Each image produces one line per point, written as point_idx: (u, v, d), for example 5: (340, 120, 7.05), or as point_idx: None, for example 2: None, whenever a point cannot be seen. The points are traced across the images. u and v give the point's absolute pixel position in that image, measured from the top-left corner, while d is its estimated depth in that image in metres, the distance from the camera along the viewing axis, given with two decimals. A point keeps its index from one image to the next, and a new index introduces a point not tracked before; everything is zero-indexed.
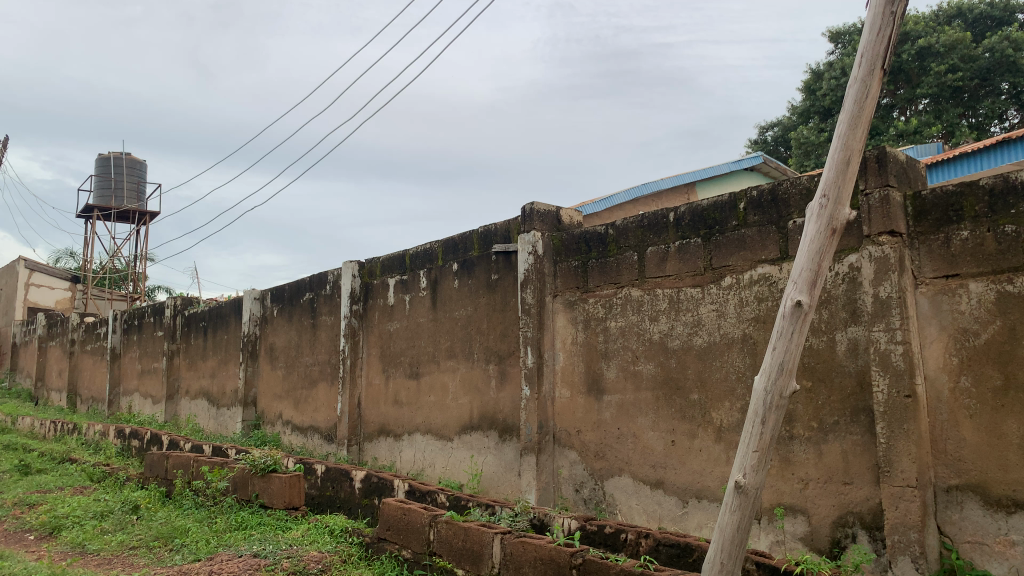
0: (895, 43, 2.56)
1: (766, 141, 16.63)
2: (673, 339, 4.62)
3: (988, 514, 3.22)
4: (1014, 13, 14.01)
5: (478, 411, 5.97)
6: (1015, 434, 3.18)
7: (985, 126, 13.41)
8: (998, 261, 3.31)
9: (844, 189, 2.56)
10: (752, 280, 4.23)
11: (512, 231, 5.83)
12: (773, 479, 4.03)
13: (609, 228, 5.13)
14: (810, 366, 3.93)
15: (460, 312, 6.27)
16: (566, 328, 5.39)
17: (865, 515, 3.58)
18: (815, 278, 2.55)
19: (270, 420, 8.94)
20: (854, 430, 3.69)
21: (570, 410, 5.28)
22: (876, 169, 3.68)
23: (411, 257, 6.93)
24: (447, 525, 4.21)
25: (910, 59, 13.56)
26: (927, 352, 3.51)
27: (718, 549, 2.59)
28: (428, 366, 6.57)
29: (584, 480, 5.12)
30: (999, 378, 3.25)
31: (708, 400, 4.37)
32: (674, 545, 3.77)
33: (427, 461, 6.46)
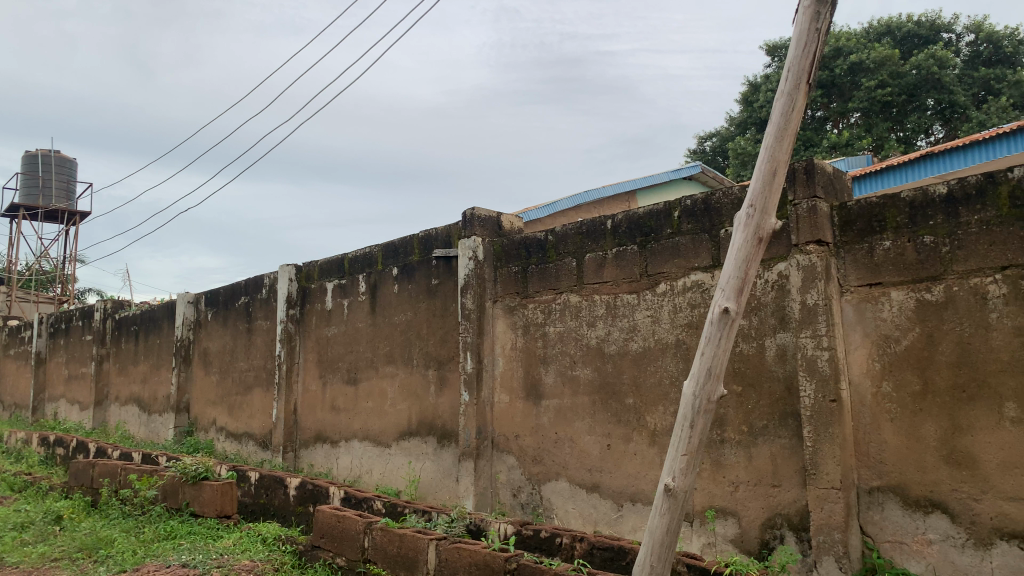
0: (820, 59, 2.65)
1: (704, 151, 17.01)
2: (610, 345, 4.68)
3: (907, 514, 3.34)
4: (939, 32, 14.61)
5: (417, 416, 5.93)
6: (932, 437, 3.31)
7: (912, 140, 13.92)
8: (918, 270, 3.44)
9: (770, 199, 2.63)
10: (685, 287, 4.31)
11: (453, 236, 5.82)
12: (705, 482, 4.11)
13: (549, 234, 5.17)
14: (740, 371, 4.02)
15: (400, 317, 6.24)
16: (505, 333, 5.41)
17: (792, 516, 3.68)
18: (741, 286, 2.62)
19: (204, 426, 8.74)
20: (782, 434, 3.79)
21: (509, 415, 5.30)
22: (803, 180, 3.80)
23: (350, 261, 6.87)
24: (382, 532, 4.18)
25: (842, 74, 14.02)
26: (852, 358, 3.62)
27: (648, 552, 2.63)
28: (367, 372, 6.51)
29: (521, 485, 5.13)
30: (918, 382, 3.38)
31: (643, 404, 4.44)
32: (608, 548, 3.80)
33: (365, 468, 6.40)
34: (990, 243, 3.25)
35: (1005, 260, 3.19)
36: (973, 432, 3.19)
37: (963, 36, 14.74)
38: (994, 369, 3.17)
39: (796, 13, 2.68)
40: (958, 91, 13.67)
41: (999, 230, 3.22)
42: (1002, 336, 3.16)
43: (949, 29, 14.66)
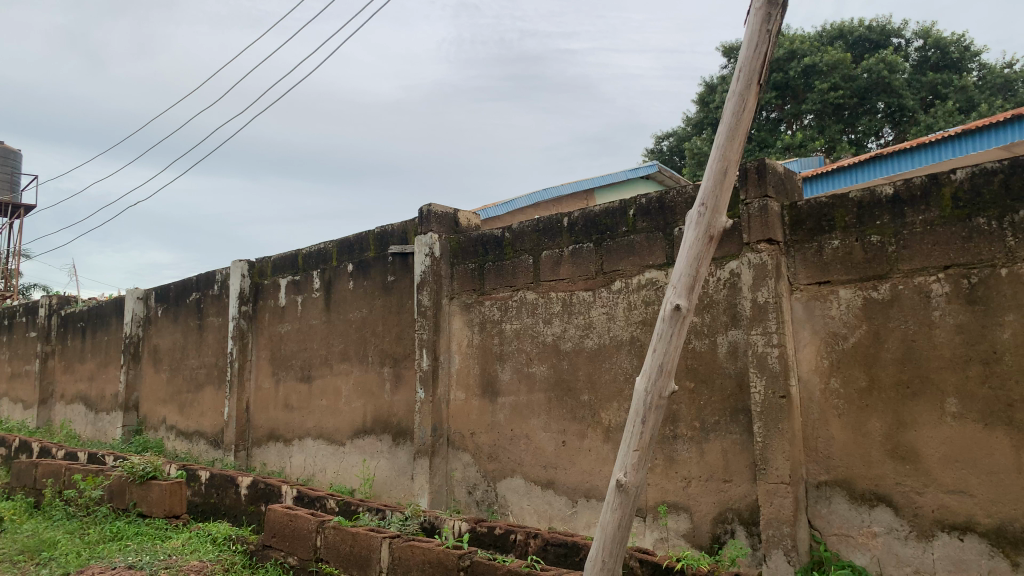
0: (770, 60, 2.69)
1: (662, 150, 17.16)
2: (566, 342, 4.69)
3: (853, 507, 3.41)
4: (889, 37, 14.95)
5: (372, 414, 5.88)
6: (877, 432, 3.38)
7: (863, 143, 14.21)
8: (866, 269, 3.51)
9: (721, 198, 2.66)
10: (639, 284, 4.34)
11: (410, 233, 5.78)
12: (657, 478, 4.15)
13: (506, 232, 5.17)
14: (692, 367, 4.07)
15: (355, 314, 6.17)
16: (461, 330, 5.39)
17: (743, 511, 3.73)
18: (693, 283, 2.64)
19: (153, 425, 8.56)
20: (733, 429, 3.84)
21: (464, 412, 5.28)
22: (755, 180, 3.85)
23: (304, 257, 6.78)
24: (335, 531, 4.13)
25: (796, 76, 14.26)
26: (801, 355, 3.69)
27: (600, 547, 2.64)
28: (321, 369, 6.43)
29: (476, 482, 5.12)
30: (864, 379, 3.45)
31: (597, 401, 4.47)
32: (562, 545, 3.82)
33: (318, 466, 6.32)
34: (934, 243, 3.33)
35: (948, 259, 3.28)
36: (916, 427, 3.27)
37: (912, 41, 15.11)
38: (936, 366, 3.25)
39: (748, 14, 2.71)
40: (907, 95, 14.01)
41: (942, 230, 3.30)
42: (945, 333, 3.24)
43: (898, 34, 15.01)
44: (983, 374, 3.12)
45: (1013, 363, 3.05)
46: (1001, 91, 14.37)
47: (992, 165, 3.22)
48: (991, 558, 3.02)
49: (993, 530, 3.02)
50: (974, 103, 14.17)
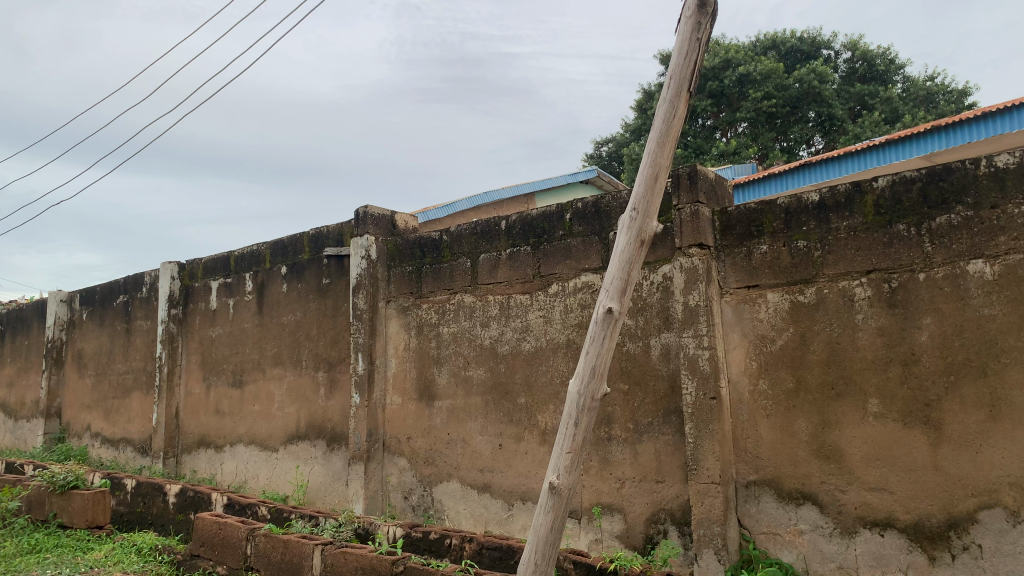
0: (700, 68, 2.74)
1: (601, 156, 17.36)
2: (503, 345, 4.70)
3: (781, 506, 3.50)
4: (819, 49, 15.42)
5: (306, 419, 5.79)
6: (803, 432, 3.47)
7: (794, 151, 14.68)
8: (792, 274, 3.61)
9: (651, 203, 2.70)
10: (576, 288, 4.37)
11: (345, 235, 5.71)
12: (593, 480, 4.18)
13: (443, 234, 5.15)
14: (626, 369, 4.11)
15: (288, 317, 6.07)
16: (398, 333, 5.34)
17: (675, 511, 3.79)
18: (624, 287, 2.67)
19: (77, 432, 8.25)
20: (666, 430, 3.90)
21: (401, 417, 5.23)
22: (687, 186, 3.91)
23: (236, 259, 6.64)
24: (265, 539, 4.05)
25: (731, 85, 14.59)
26: (731, 357, 3.77)
27: (532, 550, 2.63)
28: (253, 374, 6.30)
29: (412, 487, 5.08)
30: (791, 380, 3.55)
31: (534, 404, 4.48)
32: (497, 548, 3.81)
33: (250, 473, 6.19)
34: (857, 249, 3.43)
35: (870, 264, 3.39)
36: (840, 427, 3.37)
37: (840, 53, 15.61)
38: (859, 367, 3.35)
39: (678, 22, 2.77)
40: (836, 105, 14.46)
41: (865, 236, 3.41)
42: (867, 335, 3.35)
43: (828, 46, 15.48)
44: (902, 375, 3.23)
45: (930, 364, 3.17)
46: (924, 103, 14.95)
47: (911, 174, 3.34)
48: (910, 553, 3.13)
49: (912, 525, 3.13)
50: (898, 114, 14.72)
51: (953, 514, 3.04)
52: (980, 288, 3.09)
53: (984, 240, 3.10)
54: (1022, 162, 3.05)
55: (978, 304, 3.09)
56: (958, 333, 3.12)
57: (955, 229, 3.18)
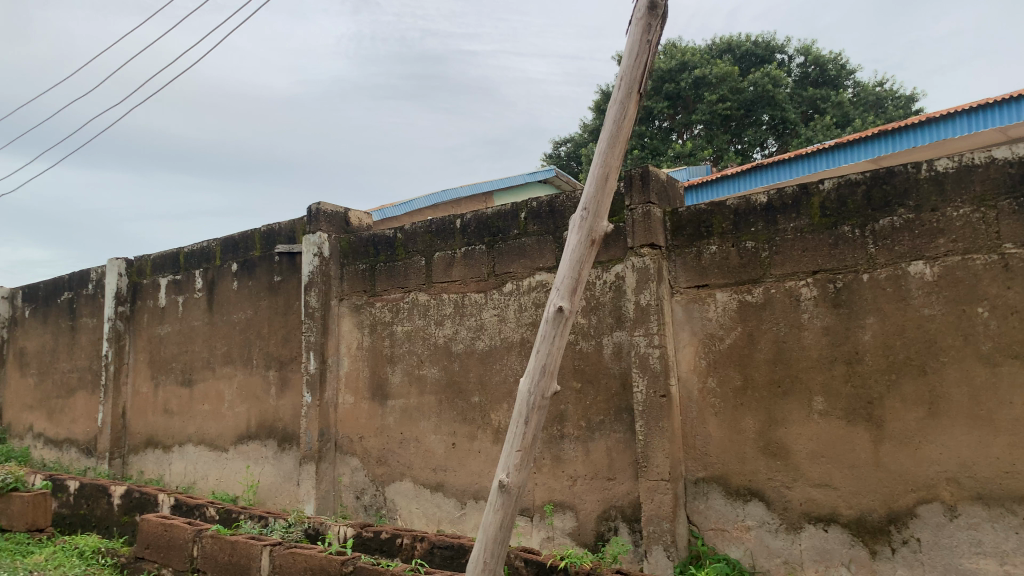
0: (650, 70, 2.77)
1: (559, 155, 17.44)
2: (457, 344, 4.69)
3: (729, 503, 3.55)
4: (773, 53, 15.68)
5: (256, 418, 5.71)
6: (751, 430, 3.53)
7: (748, 153, 14.88)
8: (741, 274, 3.67)
9: (602, 203, 2.72)
10: (530, 287, 4.39)
11: (298, 232, 5.64)
12: (545, 478, 4.19)
13: (398, 232, 5.12)
14: (579, 368, 4.14)
15: (239, 315, 5.98)
16: (351, 332, 5.30)
17: (626, 508, 3.82)
18: (575, 285, 2.68)
19: (18, 433, 8.02)
20: (617, 428, 3.93)
21: (353, 416, 5.19)
22: (639, 186, 3.94)
23: (186, 256, 6.52)
24: (212, 540, 3.98)
25: (687, 87, 14.76)
26: (681, 356, 3.81)
27: (481, 549, 2.63)
28: (202, 373, 6.19)
29: (364, 487, 5.04)
30: (739, 378, 3.60)
31: (488, 402, 4.49)
32: (448, 547, 3.79)
33: (199, 473, 6.08)
34: (803, 250, 3.50)
35: (816, 265, 3.45)
36: (786, 424, 3.43)
37: (794, 58, 15.90)
38: (805, 366, 3.42)
39: (629, 24, 2.79)
40: (789, 109, 14.72)
41: (811, 238, 3.48)
42: (813, 335, 3.42)
43: (782, 50, 15.75)
44: (846, 374, 3.30)
45: (872, 363, 3.24)
46: (873, 108, 15.31)
47: (856, 177, 3.41)
48: (852, 547, 3.20)
49: (854, 520, 3.21)
50: (849, 118, 15.04)
51: (894, 508, 3.12)
52: (920, 289, 3.17)
53: (925, 242, 3.18)
54: (961, 166, 3.13)
55: (918, 305, 3.17)
56: (899, 332, 3.20)
57: (897, 231, 3.26)
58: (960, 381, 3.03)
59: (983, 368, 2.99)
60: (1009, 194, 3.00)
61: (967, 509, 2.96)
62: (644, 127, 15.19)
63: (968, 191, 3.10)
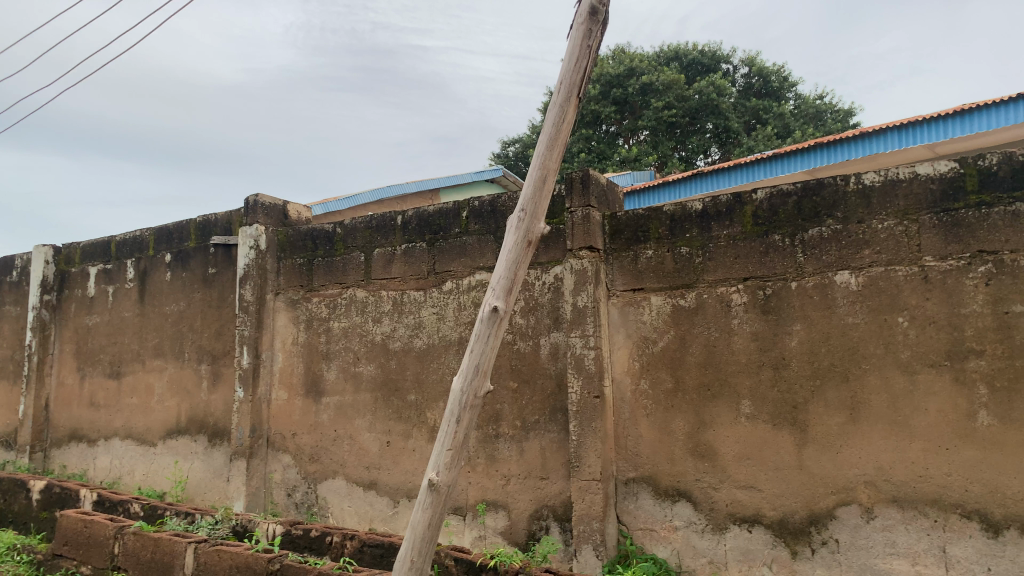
0: (590, 75, 2.80)
1: (507, 155, 17.48)
2: (394, 341, 4.67)
3: (657, 503, 3.62)
4: (719, 63, 15.99)
5: (186, 413, 5.58)
6: (680, 431, 3.60)
7: (692, 160, 15.13)
8: (675, 278, 3.74)
9: (539, 205, 2.74)
10: (470, 286, 4.39)
11: (235, 224, 5.54)
12: (478, 476, 4.20)
13: (337, 227, 5.07)
14: (516, 367, 4.16)
15: (171, 307, 5.84)
16: (286, 327, 5.23)
17: (557, 508, 3.86)
18: (510, 286, 2.70)
19: None
20: (551, 428, 3.96)
21: (287, 412, 5.12)
22: (580, 189, 3.97)
23: (117, 245, 6.34)
24: (135, 537, 3.88)
25: (634, 93, 14.94)
26: (615, 357, 3.86)
27: (409, 547, 2.62)
28: (131, 365, 6.03)
29: (296, 484, 4.98)
30: (670, 381, 3.67)
31: (424, 401, 4.48)
32: (378, 545, 3.77)
33: (125, 469, 5.92)
34: (736, 257, 3.58)
35: (747, 272, 3.54)
36: (714, 427, 3.51)
37: (738, 68, 16.23)
38: (734, 370, 3.50)
39: (570, 28, 2.81)
40: (733, 118, 15.00)
41: (743, 245, 3.57)
42: (742, 340, 3.50)
43: (727, 60, 16.07)
44: (773, 379, 3.39)
45: (798, 368, 3.34)
46: (813, 120, 15.74)
47: (787, 188, 3.50)
48: (774, 547, 3.29)
49: (777, 521, 3.30)
50: (790, 129, 15.43)
51: (815, 510, 3.22)
52: (845, 297, 3.27)
53: (850, 253, 3.29)
54: (886, 181, 3.24)
55: (843, 313, 3.27)
56: (824, 339, 3.30)
57: (825, 241, 3.36)
58: (880, 388, 3.14)
59: (902, 376, 3.10)
60: (930, 209, 3.12)
61: (883, 511, 3.07)
62: (592, 131, 15.33)
63: (892, 205, 3.22)
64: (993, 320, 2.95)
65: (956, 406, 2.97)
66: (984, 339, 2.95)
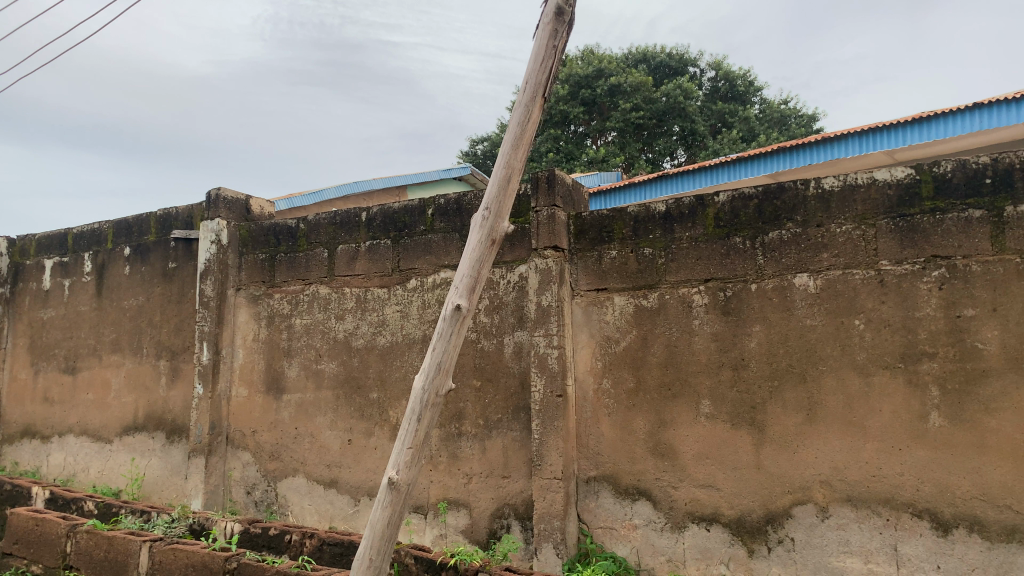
0: (555, 74, 2.81)
1: (475, 154, 17.48)
2: (357, 339, 4.64)
3: (617, 501, 3.65)
4: (686, 66, 16.15)
5: (144, 409, 5.49)
6: (641, 430, 3.63)
7: (658, 162, 15.31)
8: (638, 279, 3.76)
9: (504, 203, 2.74)
10: (434, 283, 4.38)
11: (196, 218, 5.46)
12: (439, 475, 4.19)
13: (301, 223, 5.02)
14: (479, 366, 4.16)
15: (129, 302, 5.74)
16: (247, 323, 5.17)
17: (519, 506, 3.87)
18: (473, 284, 2.69)
19: None
20: (514, 427, 3.97)
21: (247, 410, 5.06)
22: (545, 189, 3.98)
23: (74, 237, 6.21)
24: (88, 536, 3.80)
25: (602, 94, 15.00)
26: (578, 356, 3.88)
27: (368, 545, 2.60)
28: (87, 360, 5.92)
29: (256, 482, 4.92)
30: (632, 380, 3.70)
31: (386, 399, 4.46)
32: (338, 544, 3.74)
33: (80, 466, 5.81)
34: (697, 258, 3.62)
35: (708, 274, 3.58)
36: (674, 426, 3.54)
37: (705, 71, 16.40)
38: (694, 370, 3.54)
39: (536, 28, 2.82)
40: (699, 121, 15.16)
41: (704, 247, 3.61)
42: (702, 341, 3.54)
43: (694, 63, 16.23)
44: (732, 379, 3.44)
45: (757, 369, 3.38)
46: (777, 125, 15.96)
47: (748, 191, 3.55)
48: (731, 546, 3.33)
49: (734, 520, 3.34)
50: (755, 133, 15.63)
51: (771, 509, 3.27)
52: (804, 300, 3.32)
53: (809, 256, 3.34)
54: (845, 185, 3.30)
55: (801, 315, 3.32)
56: (783, 340, 3.35)
57: (785, 244, 3.41)
58: (837, 389, 3.19)
59: (857, 377, 3.16)
60: (887, 214, 3.18)
61: (837, 510, 3.13)
62: (560, 131, 15.38)
63: (850, 209, 3.27)
64: (945, 323, 3.01)
65: (909, 407, 3.04)
66: (936, 342, 3.02)
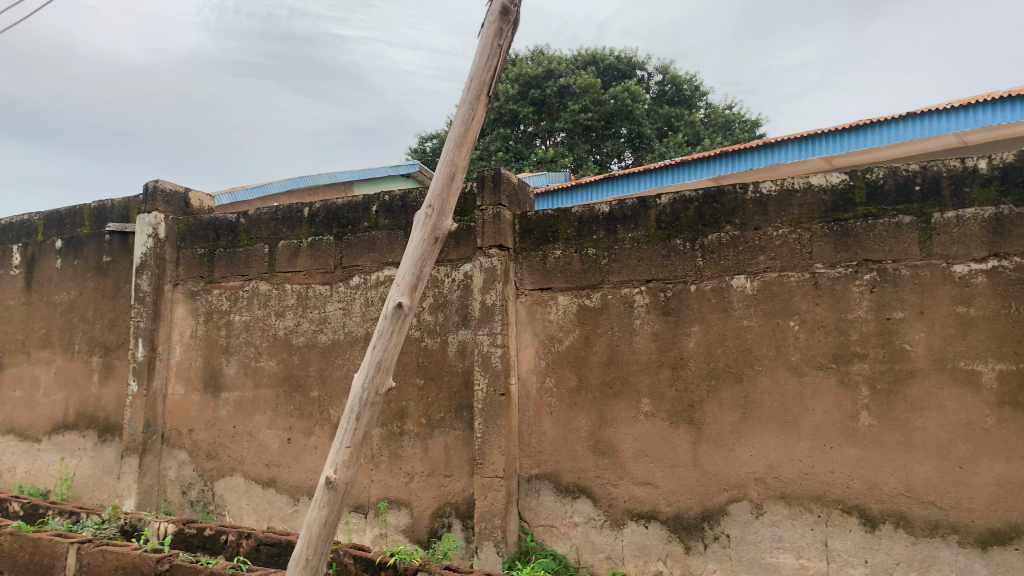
0: (499, 73, 2.82)
1: (424, 151, 17.41)
2: (298, 336, 4.58)
3: (558, 499, 3.67)
4: (634, 69, 16.34)
5: (75, 407, 5.32)
6: (583, 429, 3.66)
7: (606, 163, 15.52)
8: (581, 279, 3.79)
9: (447, 202, 2.74)
10: (378, 281, 4.35)
11: (132, 210, 5.32)
12: (380, 474, 4.15)
13: (241, 217, 4.93)
14: (422, 365, 4.13)
15: (60, 296, 5.56)
16: (184, 319, 5.05)
17: (460, 505, 3.87)
18: (415, 282, 2.68)
19: None
20: (456, 425, 3.97)
21: (183, 408, 4.95)
22: (491, 188, 3.98)
23: (3, 229, 5.98)
24: (13, 537, 3.67)
25: (551, 95, 15.04)
26: (522, 355, 3.89)
27: (304, 546, 2.56)
28: (15, 356, 5.71)
29: (192, 482, 4.82)
30: (574, 379, 3.73)
31: (327, 397, 4.40)
32: (276, 544, 3.68)
33: (6, 465, 5.60)
34: (639, 259, 3.66)
35: (649, 274, 3.62)
36: (615, 424, 3.58)
37: (652, 75, 16.63)
38: (635, 369, 3.58)
39: (481, 26, 2.81)
40: (646, 124, 15.36)
41: (646, 248, 3.65)
42: (643, 340, 3.58)
43: (642, 67, 16.43)
44: (671, 378, 3.49)
45: (695, 368, 3.44)
46: (722, 130, 16.27)
47: (690, 194, 3.61)
48: (668, 543, 3.38)
49: (672, 517, 3.39)
50: (700, 137, 15.90)
51: (707, 506, 3.33)
52: (741, 301, 3.39)
53: (747, 258, 3.41)
54: (782, 190, 3.38)
55: (738, 316, 3.39)
56: (720, 340, 3.41)
57: (724, 246, 3.48)
58: (772, 389, 3.27)
59: (792, 377, 3.23)
60: (823, 218, 3.27)
61: (771, 507, 3.20)
62: (509, 130, 15.41)
63: (787, 213, 3.36)
64: (876, 325, 3.11)
65: (840, 406, 3.12)
66: (867, 343, 3.12)
